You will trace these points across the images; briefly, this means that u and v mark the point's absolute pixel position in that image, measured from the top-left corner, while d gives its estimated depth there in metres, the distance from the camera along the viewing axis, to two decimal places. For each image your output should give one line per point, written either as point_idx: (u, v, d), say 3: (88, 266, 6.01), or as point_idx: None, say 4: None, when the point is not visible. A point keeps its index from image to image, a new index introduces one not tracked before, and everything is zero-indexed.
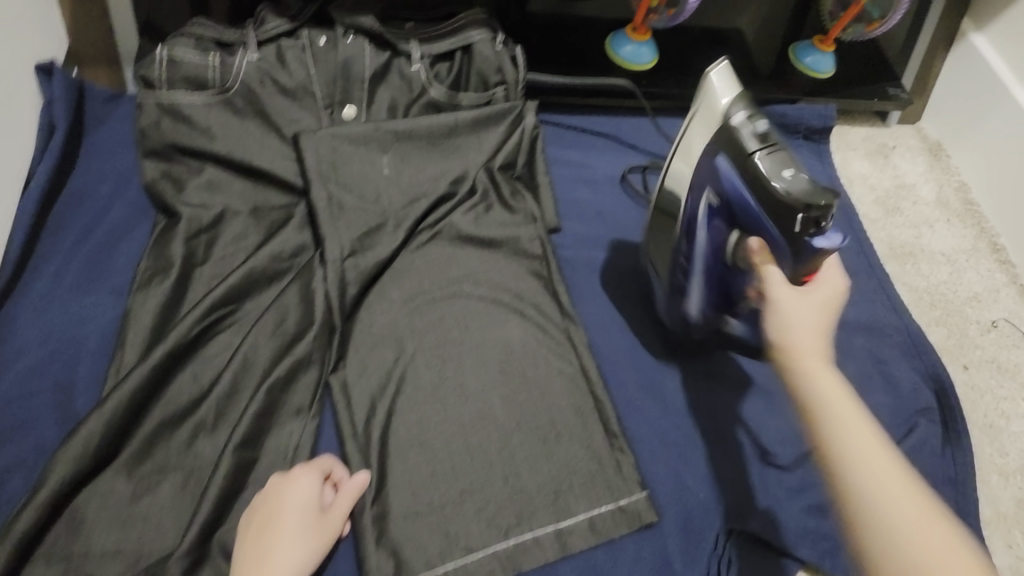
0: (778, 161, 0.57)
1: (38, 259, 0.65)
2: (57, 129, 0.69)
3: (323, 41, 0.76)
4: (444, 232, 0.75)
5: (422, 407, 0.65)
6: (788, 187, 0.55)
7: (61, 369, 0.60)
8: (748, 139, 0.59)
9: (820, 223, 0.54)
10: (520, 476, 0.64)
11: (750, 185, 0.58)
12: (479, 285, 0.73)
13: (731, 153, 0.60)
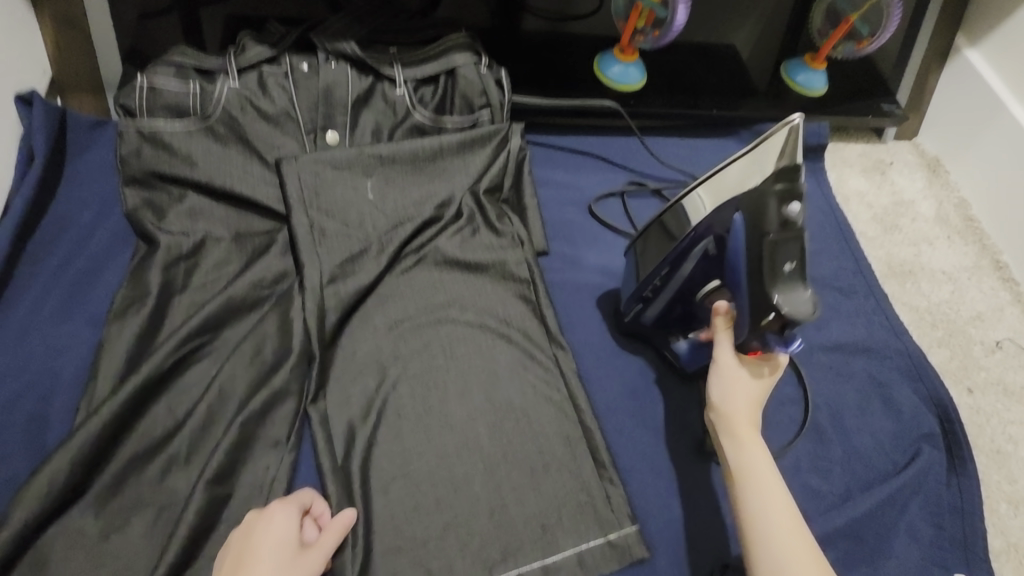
0: (788, 251, 0.55)
1: (13, 288, 0.64)
2: (36, 158, 0.69)
3: (305, 67, 0.76)
4: (429, 257, 0.74)
5: (403, 438, 0.63)
6: (782, 297, 0.54)
7: (33, 402, 0.58)
8: (773, 218, 0.55)
9: (784, 331, 0.55)
10: (505, 510, 0.61)
11: (751, 258, 0.56)
12: (464, 311, 0.71)
13: (752, 224, 0.56)
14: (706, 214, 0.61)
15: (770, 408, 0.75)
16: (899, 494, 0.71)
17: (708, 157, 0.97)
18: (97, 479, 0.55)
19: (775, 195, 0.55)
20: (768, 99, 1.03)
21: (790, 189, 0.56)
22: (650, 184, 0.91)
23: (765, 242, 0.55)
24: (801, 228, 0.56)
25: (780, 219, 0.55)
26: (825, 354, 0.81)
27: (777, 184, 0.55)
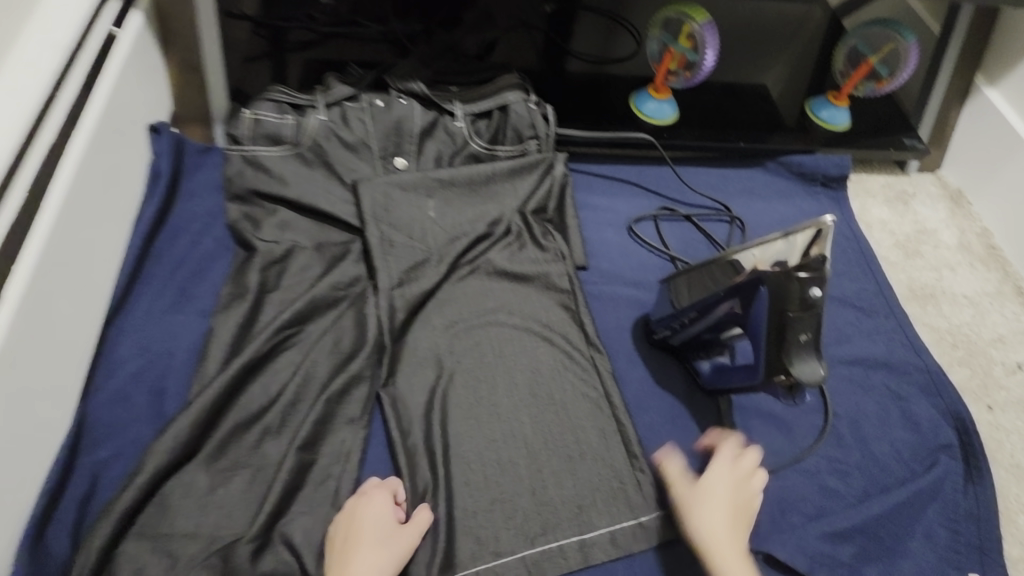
0: (805, 325, 0.61)
1: (138, 284, 0.76)
2: (162, 176, 0.82)
3: (380, 103, 0.88)
4: (482, 267, 0.84)
5: (458, 422, 0.72)
6: (796, 367, 0.61)
7: (155, 376, 0.70)
8: (794, 301, 0.60)
9: (791, 390, 0.63)
10: (546, 489, 0.69)
11: (773, 328, 0.61)
12: (512, 315, 0.81)
13: (774, 302, 0.61)
14: (733, 279, 0.65)
15: (792, 415, 0.81)
16: (916, 498, 0.75)
17: (735, 186, 1.05)
18: (208, 441, 0.65)
19: (798, 280, 0.60)
20: (792, 134, 1.11)
21: (813, 275, 0.60)
22: (680, 209, 0.99)
23: (786, 317, 0.61)
24: (820, 307, 0.61)
25: (801, 300, 0.60)
26: (846, 367, 0.87)
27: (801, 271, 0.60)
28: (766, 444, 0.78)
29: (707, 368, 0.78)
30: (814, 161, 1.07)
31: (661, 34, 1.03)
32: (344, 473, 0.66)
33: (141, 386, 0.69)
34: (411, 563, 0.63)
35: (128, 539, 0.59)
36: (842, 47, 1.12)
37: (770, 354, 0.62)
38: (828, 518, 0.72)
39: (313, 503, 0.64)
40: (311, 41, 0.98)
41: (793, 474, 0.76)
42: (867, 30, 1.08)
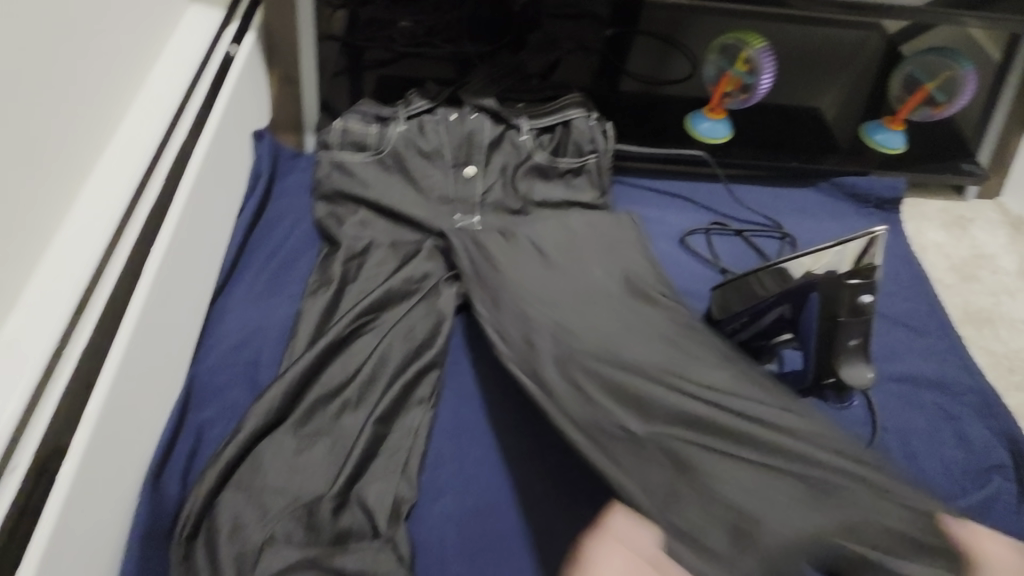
0: (855, 331, 0.64)
1: (238, 270, 0.86)
2: (262, 176, 0.93)
3: (454, 117, 0.97)
4: (567, 280, 0.81)
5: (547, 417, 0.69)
6: (846, 373, 0.65)
7: (251, 350, 0.79)
8: (844, 307, 0.64)
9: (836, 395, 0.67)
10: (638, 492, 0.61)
11: (823, 332, 0.65)
12: (600, 322, 0.75)
13: (825, 306, 0.65)
14: (785, 285, 0.68)
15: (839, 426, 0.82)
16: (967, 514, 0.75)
17: (787, 204, 1.08)
18: (295, 409, 0.73)
19: (850, 286, 0.63)
20: (846, 156, 1.13)
21: (865, 282, 0.64)
22: (731, 224, 1.03)
23: (836, 322, 0.64)
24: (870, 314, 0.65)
25: (852, 306, 0.64)
26: (896, 384, 0.88)
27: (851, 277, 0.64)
28: None
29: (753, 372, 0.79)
30: (868, 183, 1.09)
31: (718, 59, 1.08)
32: (413, 447, 0.73)
33: (239, 357, 0.78)
34: (473, 533, 0.70)
35: (227, 488, 0.67)
36: (896, 75, 1.13)
37: (820, 357, 0.66)
38: None
39: (385, 471, 0.71)
40: (388, 60, 1.09)
41: None
42: (924, 58, 1.10)
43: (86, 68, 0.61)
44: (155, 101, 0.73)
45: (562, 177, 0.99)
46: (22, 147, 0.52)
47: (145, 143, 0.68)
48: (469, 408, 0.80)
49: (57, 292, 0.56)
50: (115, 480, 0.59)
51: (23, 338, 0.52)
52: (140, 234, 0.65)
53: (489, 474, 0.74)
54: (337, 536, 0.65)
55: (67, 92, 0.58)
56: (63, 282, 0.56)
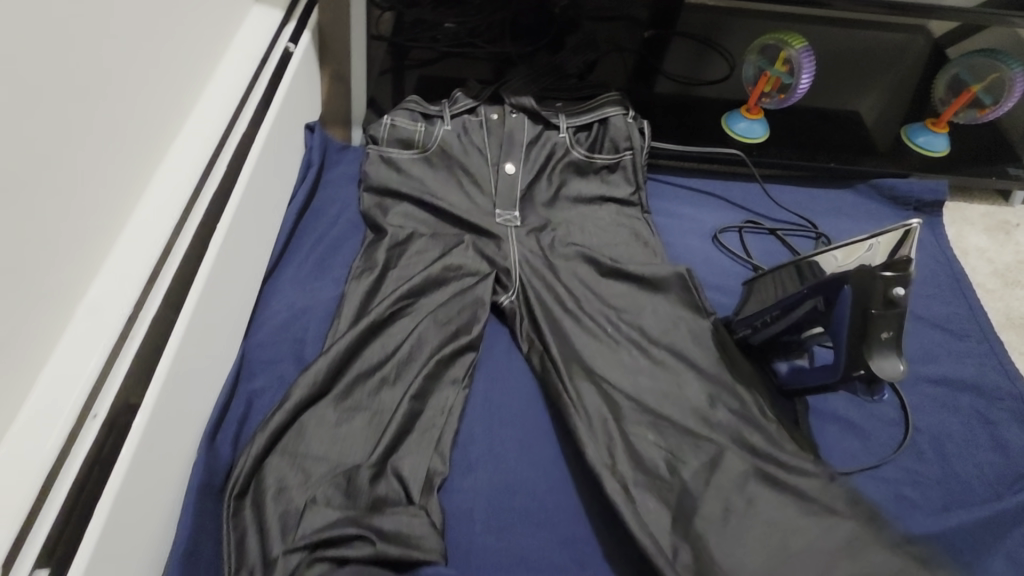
0: (888, 324, 0.64)
1: (287, 253, 0.91)
2: (312, 167, 0.98)
3: (495, 116, 1.01)
4: (605, 312, 0.88)
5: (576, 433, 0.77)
6: (880, 366, 0.64)
7: (298, 328, 0.84)
8: (877, 299, 0.64)
9: (869, 390, 0.66)
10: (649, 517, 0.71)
11: (855, 324, 0.65)
12: (633, 360, 0.83)
13: (857, 297, 0.65)
14: (817, 278, 0.69)
15: (871, 424, 0.83)
16: (1001, 518, 0.75)
17: (824, 206, 1.08)
18: (337, 383, 0.77)
19: (883, 278, 0.63)
20: (886, 158, 1.13)
21: (898, 274, 0.63)
22: (765, 223, 1.04)
23: (869, 314, 0.64)
24: (902, 307, 0.64)
25: (885, 299, 0.63)
26: (930, 386, 0.87)
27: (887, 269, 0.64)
28: (847, 452, 0.80)
29: (784, 367, 0.83)
30: (908, 186, 1.08)
31: (757, 59, 1.09)
32: (446, 424, 0.77)
33: (287, 334, 0.83)
34: (505, 508, 0.73)
35: (274, 454, 0.71)
36: (942, 78, 1.11)
37: (852, 349, 0.66)
38: (910, 523, 0.74)
39: (420, 445, 0.74)
40: (432, 59, 1.14)
41: (868, 480, 0.78)
42: (974, 59, 1.07)
43: (165, 59, 0.66)
44: (221, 88, 0.77)
45: (598, 173, 1.02)
46: (111, 132, 0.58)
47: (211, 125, 0.73)
48: (500, 391, 0.83)
49: (134, 257, 0.60)
50: (176, 439, 0.64)
51: (104, 303, 0.57)
52: (205, 213, 0.70)
53: (519, 453, 0.78)
54: (373, 502, 0.68)
55: (148, 78, 0.63)
56: (138, 253, 0.61)
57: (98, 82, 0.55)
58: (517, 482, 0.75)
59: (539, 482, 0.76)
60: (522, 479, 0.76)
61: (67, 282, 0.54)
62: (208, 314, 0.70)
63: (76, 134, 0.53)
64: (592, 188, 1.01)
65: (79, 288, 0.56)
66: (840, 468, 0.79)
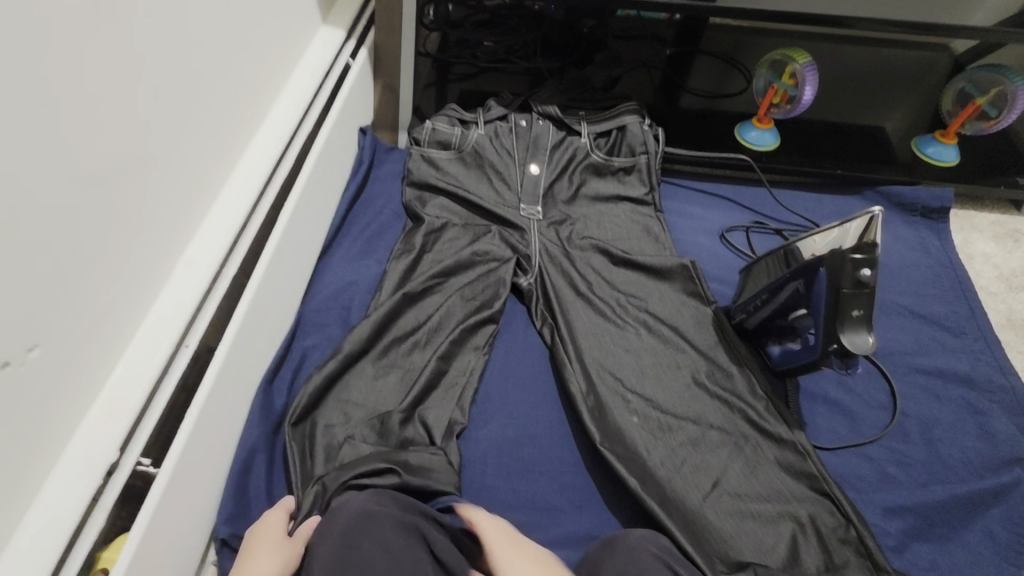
0: (857, 302, 0.73)
1: (340, 236, 1.05)
2: (364, 164, 1.13)
3: (523, 123, 1.14)
4: (610, 293, 0.97)
5: (581, 400, 0.86)
6: (851, 342, 0.73)
7: (346, 298, 0.97)
8: (848, 280, 0.72)
9: (843, 362, 0.75)
10: (647, 480, 0.78)
11: (829, 302, 0.74)
12: (634, 340, 0.92)
13: (830, 277, 0.74)
14: (799, 262, 0.79)
15: (859, 407, 0.89)
16: (980, 496, 0.79)
17: (831, 210, 1.15)
18: (376, 344, 0.89)
19: (851, 261, 0.72)
20: (894, 167, 1.19)
21: (866, 257, 0.72)
22: (771, 224, 1.12)
23: (840, 292, 0.73)
24: (871, 288, 0.73)
25: (854, 279, 0.72)
26: (922, 376, 0.92)
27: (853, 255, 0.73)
28: (834, 430, 0.86)
29: (777, 351, 0.89)
30: (914, 192, 1.14)
31: (767, 72, 1.18)
32: (467, 383, 0.88)
33: (336, 303, 0.97)
34: (515, 458, 0.83)
35: (320, 400, 0.84)
36: (950, 89, 1.18)
37: (827, 325, 0.75)
38: (889, 496, 0.80)
39: (444, 400, 0.86)
40: (472, 73, 1.30)
41: (852, 456, 0.84)
42: (977, 74, 1.14)
43: (249, 68, 0.82)
44: (292, 93, 0.92)
45: (615, 175, 1.13)
46: (206, 126, 0.73)
47: (283, 123, 0.88)
48: (516, 360, 0.94)
49: (221, 227, 0.75)
50: (244, 376, 0.78)
51: (197, 260, 0.72)
52: (274, 196, 0.85)
53: (529, 414, 0.88)
54: (402, 442, 0.80)
55: (236, 83, 0.79)
56: (225, 224, 0.76)
57: (200, 86, 0.70)
58: (526, 436, 0.86)
59: (546, 438, 0.86)
60: (531, 434, 0.86)
61: (172, 241, 0.69)
62: (273, 279, 0.84)
63: (184, 124, 0.68)
64: (609, 188, 1.12)
65: (179, 246, 0.71)
66: (825, 444, 0.84)
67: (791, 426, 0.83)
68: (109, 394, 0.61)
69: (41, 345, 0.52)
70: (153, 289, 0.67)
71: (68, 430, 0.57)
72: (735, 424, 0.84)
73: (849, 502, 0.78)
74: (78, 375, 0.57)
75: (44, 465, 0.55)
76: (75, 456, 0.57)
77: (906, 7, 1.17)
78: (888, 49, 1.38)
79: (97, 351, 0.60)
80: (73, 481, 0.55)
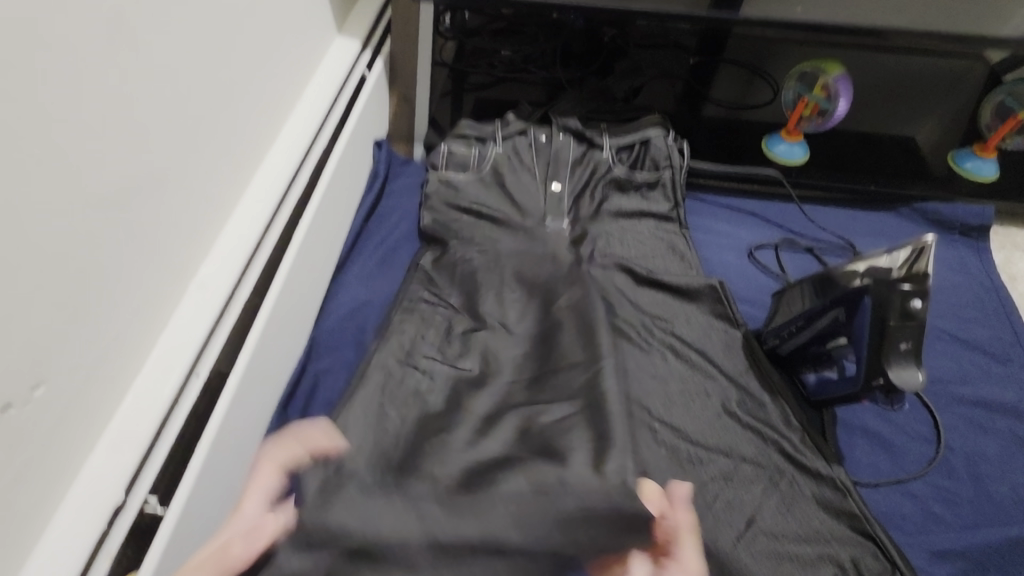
0: (906, 334, 0.70)
1: (354, 252, 1.02)
2: (379, 176, 1.10)
3: (543, 137, 1.10)
4: (634, 315, 0.93)
5: None
6: (898, 376, 0.70)
7: (360, 319, 0.93)
8: (895, 310, 0.70)
9: (889, 397, 0.71)
10: None
11: (874, 335, 0.71)
12: (661, 365, 0.88)
13: (876, 305, 0.71)
14: (839, 291, 0.76)
15: (901, 440, 0.84)
16: None
17: (863, 227, 1.10)
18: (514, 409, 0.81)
19: (901, 293, 0.69)
20: (930, 182, 1.14)
21: (916, 289, 0.69)
22: (801, 241, 1.07)
23: (887, 325, 0.70)
24: (921, 320, 0.70)
25: (902, 312, 0.69)
26: (966, 407, 0.87)
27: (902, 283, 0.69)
28: (875, 465, 0.82)
29: (813, 379, 0.85)
30: (952, 209, 1.09)
31: (796, 85, 1.13)
32: None
33: (351, 323, 0.93)
34: None
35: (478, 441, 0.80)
36: (989, 101, 1.14)
37: (870, 357, 0.72)
38: (937, 539, 0.75)
39: None
40: (489, 84, 1.27)
41: (895, 493, 0.79)
42: (1017, 87, 1.10)
43: (263, 83, 0.79)
44: (307, 107, 0.89)
45: (638, 189, 1.09)
46: (219, 144, 0.70)
47: (299, 137, 0.85)
48: None
49: (235, 249, 0.72)
50: (257, 403, 0.75)
51: (209, 282, 0.69)
52: (289, 214, 0.82)
53: None
54: None
55: (250, 99, 0.76)
56: (238, 245, 0.73)
57: (211, 102, 0.68)
58: None
59: None
60: None
61: (183, 264, 0.66)
62: (287, 301, 0.81)
63: (196, 143, 0.65)
64: (632, 204, 1.08)
65: (190, 270, 0.68)
66: (866, 479, 0.80)
67: (829, 461, 0.79)
68: (116, 430, 0.58)
69: (46, 382, 0.49)
70: (163, 316, 0.64)
71: (73, 469, 0.54)
72: (769, 457, 0.80)
73: (894, 546, 0.73)
74: (85, 409, 0.55)
75: (48, 508, 0.51)
76: (80, 496, 0.54)
77: (944, 17, 1.13)
78: (919, 57, 1.33)
79: (104, 384, 0.57)
80: (78, 524, 0.52)
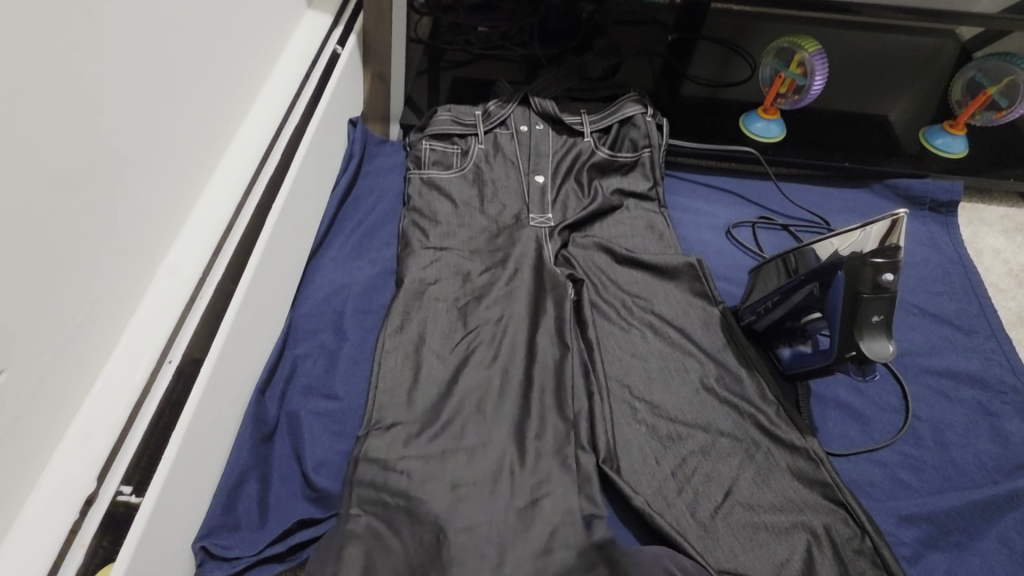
0: (877, 308, 0.72)
1: (330, 236, 1.00)
2: (355, 157, 1.07)
3: (524, 128, 1.07)
4: (614, 294, 0.94)
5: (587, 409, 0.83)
6: (871, 348, 0.72)
7: (337, 304, 0.92)
8: (864, 282, 0.72)
9: (860, 367, 0.74)
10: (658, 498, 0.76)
11: (847, 307, 0.73)
12: (643, 343, 0.89)
13: (849, 281, 0.73)
14: (814, 266, 0.77)
15: (870, 410, 0.87)
16: (994, 503, 0.78)
17: (838, 204, 1.12)
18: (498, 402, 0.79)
19: (872, 265, 0.71)
20: (903, 159, 1.16)
21: (888, 262, 0.71)
22: (777, 219, 1.09)
23: (859, 297, 0.72)
24: (891, 293, 0.72)
25: (875, 283, 0.71)
26: (934, 378, 0.90)
27: (874, 259, 0.71)
28: (848, 435, 0.84)
29: (787, 354, 0.87)
30: (922, 185, 1.11)
31: (774, 61, 1.14)
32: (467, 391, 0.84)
33: (328, 307, 0.92)
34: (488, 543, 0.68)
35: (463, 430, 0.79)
36: (959, 79, 1.16)
37: (845, 331, 0.73)
38: (905, 505, 0.77)
39: None
40: (465, 61, 1.25)
41: (863, 462, 0.82)
42: (986, 62, 1.12)
43: (226, 56, 0.75)
44: (278, 85, 0.86)
45: (618, 170, 1.09)
46: (183, 120, 0.67)
47: (270, 117, 0.82)
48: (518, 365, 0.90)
49: (204, 231, 0.70)
50: (234, 390, 0.74)
51: (179, 265, 0.67)
52: (260, 197, 0.80)
53: None
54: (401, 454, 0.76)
55: (214, 75, 0.73)
56: (208, 228, 0.70)
57: (175, 77, 0.65)
58: None
59: None
60: None
61: (150, 247, 0.64)
62: (262, 286, 0.79)
63: (160, 119, 0.63)
64: (612, 184, 1.07)
65: (158, 253, 0.66)
66: (837, 450, 0.82)
67: (804, 433, 0.80)
68: (86, 419, 0.56)
69: (9, 371, 0.47)
70: (131, 301, 0.62)
71: (41, 458, 0.53)
72: (746, 431, 0.82)
73: (864, 512, 0.75)
74: (53, 398, 0.53)
75: (17, 497, 0.50)
76: (53, 485, 0.52)
77: None
78: (894, 35, 1.34)
79: (70, 374, 0.55)
80: (50, 513, 0.51)
